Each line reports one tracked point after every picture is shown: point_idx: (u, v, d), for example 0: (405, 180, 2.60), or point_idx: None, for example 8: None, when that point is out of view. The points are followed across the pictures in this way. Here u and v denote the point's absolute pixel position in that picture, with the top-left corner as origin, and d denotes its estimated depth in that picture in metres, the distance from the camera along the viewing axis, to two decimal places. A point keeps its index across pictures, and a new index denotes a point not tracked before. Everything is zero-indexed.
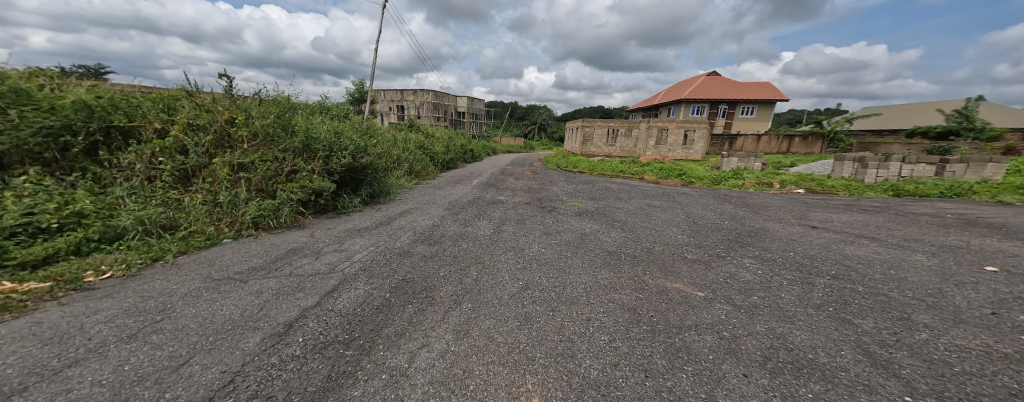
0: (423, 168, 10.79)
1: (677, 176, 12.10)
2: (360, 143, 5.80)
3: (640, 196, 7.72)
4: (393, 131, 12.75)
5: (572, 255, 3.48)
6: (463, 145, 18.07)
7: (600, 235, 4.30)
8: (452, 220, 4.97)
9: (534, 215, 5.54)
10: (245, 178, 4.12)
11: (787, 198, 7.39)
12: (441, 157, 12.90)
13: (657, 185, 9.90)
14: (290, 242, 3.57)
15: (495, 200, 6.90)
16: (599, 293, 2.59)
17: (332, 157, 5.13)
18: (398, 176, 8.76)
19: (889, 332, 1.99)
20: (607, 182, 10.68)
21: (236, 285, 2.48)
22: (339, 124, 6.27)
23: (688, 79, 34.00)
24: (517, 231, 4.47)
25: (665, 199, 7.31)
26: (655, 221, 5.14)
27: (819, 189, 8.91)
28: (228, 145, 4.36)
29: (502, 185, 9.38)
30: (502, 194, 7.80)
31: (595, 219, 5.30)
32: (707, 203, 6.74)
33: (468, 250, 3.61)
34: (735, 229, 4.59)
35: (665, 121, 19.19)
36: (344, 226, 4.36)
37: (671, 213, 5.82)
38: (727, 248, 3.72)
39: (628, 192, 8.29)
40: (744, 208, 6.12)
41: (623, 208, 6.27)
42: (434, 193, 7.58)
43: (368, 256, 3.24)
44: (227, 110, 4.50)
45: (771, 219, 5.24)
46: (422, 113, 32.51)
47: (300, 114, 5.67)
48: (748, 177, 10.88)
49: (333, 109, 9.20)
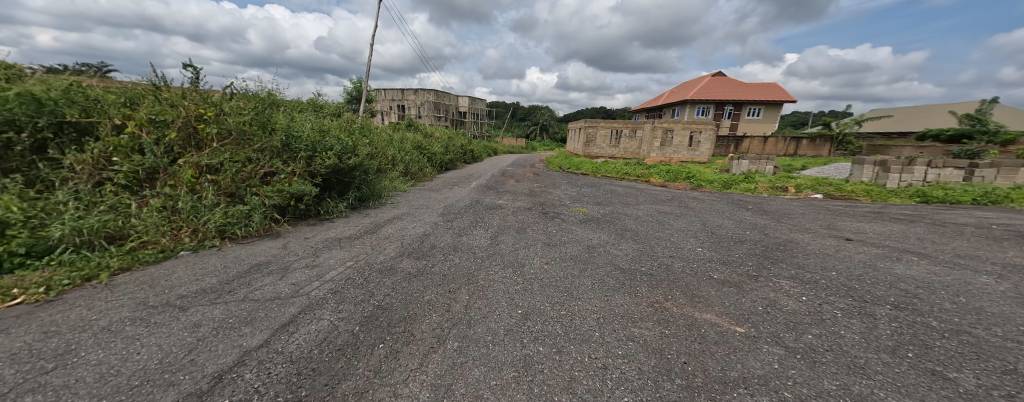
0: (420, 170, 10.37)
1: (685, 179, 11.61)
2: (348, 143, 5.36)
3: (648, 201, 7.24)
4: (390, 131, 12.31)
5: (579, 274, 3.02)
6: (462, 145, 17.62)
7: (609, 247, 3.85)
8: (446, 228, 4.52)
9: (535, 222, 5.10)
10: (213, 182, 3.70)
11: (807, 204, 6.90)
12: (439, 158, 12.48)
13: (665, 189, 9.42)
14: (256, 255, 3.12)
15: (494, 204, 6.46)
16: (615, 327, 2.13)
17: (315, 158, 4.70)
18: (392, 178, 8.32)
19: (1003, 394, 1.51)
20: (613, 185, 10.21)
21: (171, 315, 2.03)
22: (326, 122, 5.83)
23: (693, 80, 33.48)
24: (517, 241, 4.02)
25: (676, 205, 6.84)
26: (668, 230, 4.68)
27: (838, 194, 8.45)
28: (196, 144, 3.92)
29: (501, 188, 8.93)
30: (502, 197, 7.36)
31: (602, 227, 4.84)
32: (721, 209, 6.27)
33: (460, 266, 3.16)
34: (760, 241, 4.13)
35: (671, 122, 18.71)
36: (324, 235, 3.91)
37: (685, 220, 5.35)
38: (755, 265, 3.26)
39: (635, 197, 7.82)
40: (764, 216, 5.64)
41: (632, 214, 5.82)
42: (429, 197, 7.14)
43: (342, 274, 2.78)
44: (197, 104, 4.07)
45: (797, 229, 4.76)
46: (422, 113, 32.11)
47: (284, 111, 5.25)
48: (761, 180, 10.39)
49: (325, 107, 8.76)
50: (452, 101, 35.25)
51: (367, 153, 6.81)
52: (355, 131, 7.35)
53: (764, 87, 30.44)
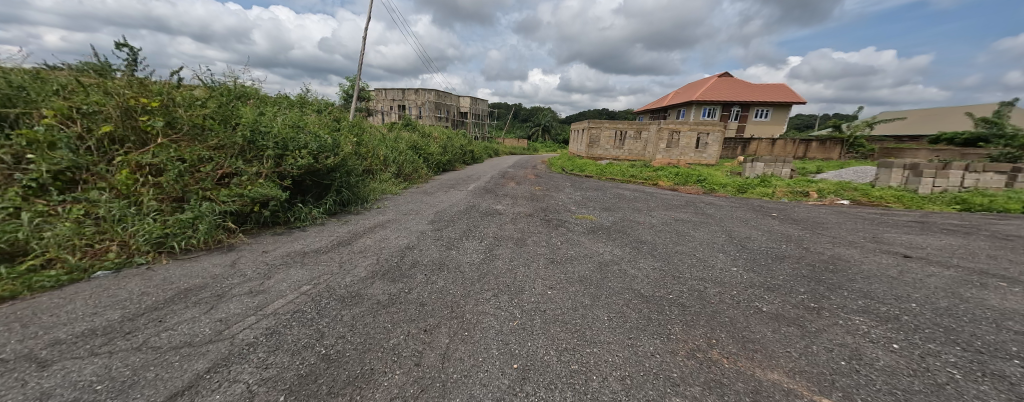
0: (415, 171, 9.78)
1: (695, 182, 10.99)
2: (327, 140, 4.78)
3: (661, 207, 6.60)
4: (385, 130, 11.75)
5: (593, 304, 2.40)
6: (462, 146, 17.05)
7: (625, 265, 3.23)
8: (433, 239, 3.92)
9: (537, 232, 4.48)
10: (155, 185, 3.12)
11: (837, 211, 6.28)
12: (436, 159, 11.88)
13: (676, 193, 8.80)
14: (190, 276, 2.51)
15: (491, 210, 5.85)
16: (650, 397, 1.50)
17: (286, 156, 4.13)
18: (382, 180, 7.72)
19: None
20: (620, 189, 9.60)
21: (16, 379, 1.41)
22: (304, 117, 5.25)
23: (699, 81, 32.85)
24: (515, 257, 3.40)
25: (691, 211, 6.22)
26: (690, 243, 4.05)
27: (865, 200, 7.81)
28: (139, 140, 3.33)
29: (500, 192, 8.32)
30: (501, 201, 6.77)
31: (614, 238, 4.22)
32: (743, 217, 5.65)
33: (444, 291, 2.54)
34: (802, 258, 3.50)
35: (678, 123, 18.05)
36: (288, 248, 3.31)
37: (707, 230, 4.71)
38: (810, 293, 2.63)
39: (645, 202, 7.19)
40: (795, 226, 5.02)
41: (645, 223, 5.19)
42: (421, 200, 6.56)
43: (289, 305, 2.16)
44: (140, 94, 3.47)
45: (838, 242, 4.15)
46: (423, 113, 31.57)
47: (253, 104, 4.66)
48: (778, 184, 9.77)
49: (313, 105, 8.19)
50: (453, 101, 34.71)
51: (353, 152, 6.25)
52: (341, 129, 6.77)
53: (771, 88, 29.75)
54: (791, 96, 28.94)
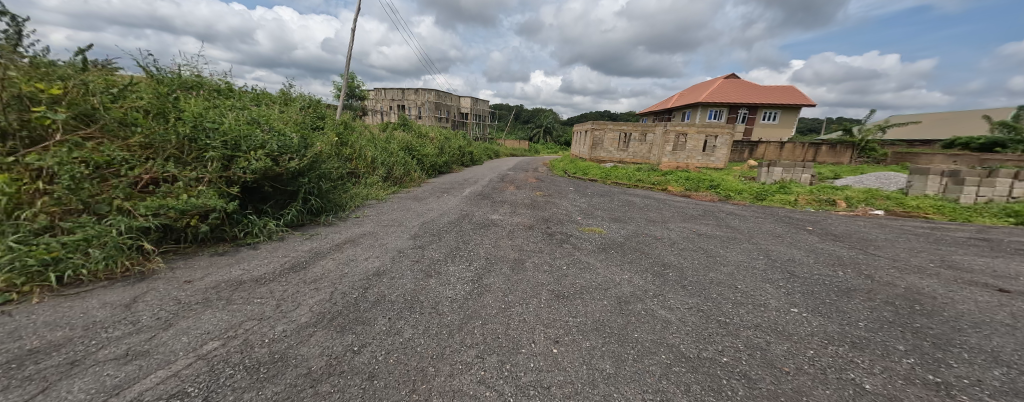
0: (408, 175, 9.11)
1: (707, 188, 10.28)
2: (292, 138, 4.08)
3: (677, 218, 5.88)
4: (378, 130, 11.10)
5: (619, 375, 1.68)
6: (461, 147, 16.39)
7: (651, 302, 2.51)
8: (412, 260, 3.21)
9: (538, 251, 3.77)
10: (45, 195, 2.40)
11: (878, 225, 5.57)
12: (432, 160, 11.21)
13: (689, 200, 8.10)
14: (52, 327, 1.78)
15: (486, 220, 5.15)
16: None
17: (237, 158, 3.46)
18: (368, 185, 7.03)
19: None
20: (628, 195, 8.89)
21: None
22: (269, 112, 4.57)
23: (704, 82, 32.18)
24: (510, 289, 2.69)
25: (713, 223, 5.51)
26: (724, 267, 3.33)
27: (901, 210, 7.11)
28: (34, 137, 2.61)
29: (499, 197, 7.63)
30: (498, 210, 6.08)
31: (631, 261, 3.50)
32: (775, 231, 4.94)
33: (408, 350, 1.82)
34: (873, 292, 2.77)
35: (685, 125, 17.34)
36: (220, 276, 2.59)
37: (739, 249, 4.00)
38: (916, 355, 1.90)
39: (658, 211, 6.47)
40: (841, 244, 4.30)
41: (663, 239, 4.48)
42: (408, 208, 5.86)
43: (168, 384, 1.44)
44: (37, 78, 2.74)
45: (904, 267, 3.43)
46: (423, 114, 30.91)
47: (203, 96, 3.96)
48: (799, 191, 9.06)
49: (295, 101, 7.51)
50: (454, 101, 34.10)
51: (328, 153, 5.58)
52: (319, 128, 6.08)
53: (779, 91, 29.03)
54: (800, 99, 28.20)
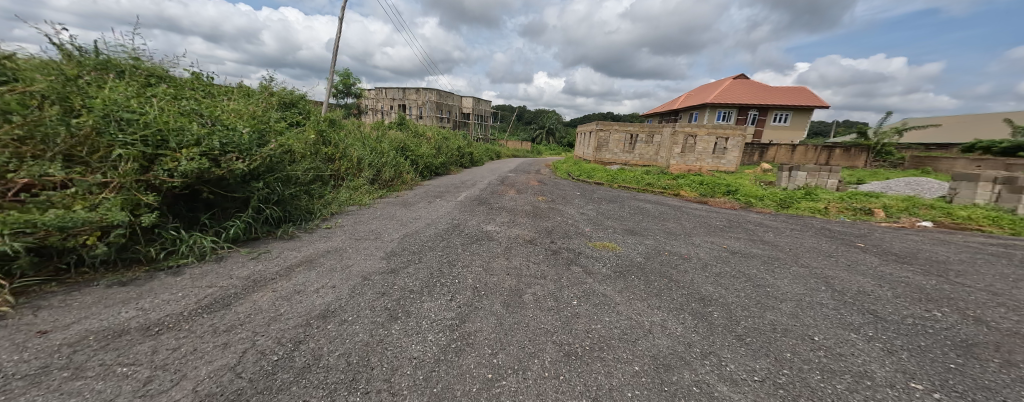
0: (399, 177, 8.38)
1: (723, 194, 9.50)
2: (241, 133, 3.36)
3: (701, 231, 5.10)
4: (370, 129, 10.40)
5: None
6: (460, 148, 15.67)
7: (704, 368, 1.75)
8: (376, 292, 2.47)
9: (541, 277, 3.01)
10: None
11: (937, 241, 4.78)
12: (427, 161, 10.48)
13: (708, 208, 7.32)
14: None
15: (479, 232, 4.40)
16: None
17: (163, 157, 2.75)
18: (350, 189, 6.32)
19: None
20: (639, 201, 8.12)
21: None
22: (220, 104, 3.87)
23: (712, 83, 31.35)
24: (501, 342, 1.94)
25: (743, 237, 4.75)
26: (783, 304, 2.55)
27: (950, 221, 6.31)
28: None
29: (497, 203, 6.91)
30: (496, 218, 5.34)
31: (661, 293, 2.73)
32: (822, 249, 4.17)
33: None
34: (1011, 351, 1.98)
35: (695, 126, 16.53)
36: (95, 323, 1.84)
37: (791, 275, 3.21)
38: None
39: (677, 222, 5.70)
40: (910, 268, 3.52)
41: (692, 259, 3.71)
42: (391, 216, 5.14)
43: None
44: None
45: (1013, 305, 2.66)
46: (424, 114, 30.17)
47: (131, 81, 3.25)
48: (827, 198, 8.29)
49: (272, 96, 6.81)
50: (455, 101, 33.38)
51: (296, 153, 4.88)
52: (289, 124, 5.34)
53: (790, 92, 28.14)
54: (812, 100, 27.31)
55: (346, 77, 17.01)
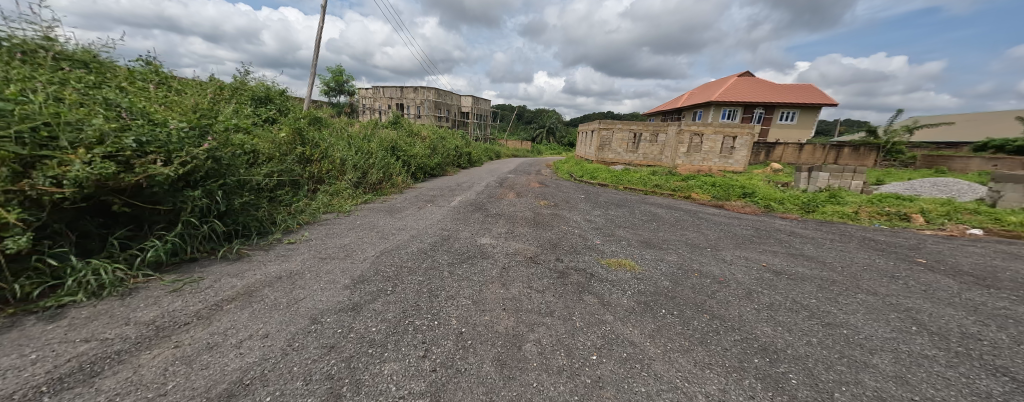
0: (388, 179, 7.72)
1: (738, 197, 8.85)
2: (170, 129, 2.70)
3: (729, 243, 4.42)
4: (360, 127, 9.73)
5: None
6: (457, 147, 15.00)
7: None
8: (323, 346, 1.80)
9: (546, 313, 2.34)
10: None
11: (1005, 254, 4.13)
12: (420, 162, 9.80)
13: (727, 214, 6.65)
14: None
15: (472, 247, 3.74)
16: None
17: (47, 161, 2.05)
18: (330, 194, 5.65)
19: None
20: (650, 205, 7.45)
21: None
22: (154, 95, 3.19)
23: (717, 81, 30.67)
24: None
25: (780, 251, 4.08)
26: (877, 358, 1.88)
27: (1001, 228, 5.65)
28: None
29: (494, 209, 6.25)
30: (492, 228, 4.67)
31: (707, 340, 2.05)
32: (880, 268, 3.51)
33: None
34: None
35: (701, 125, 15.93)
36: None
37: (863, 308, 2.54)
38: None
39: (698, 232, 5.03)
40: (1002, 295, 2.86)
41: (730, 283, 3.03)
42: (372, 227, 4.48)
43: None
44: None
45: None
46: (422, 112, 29.48)
47: (27, 65, 2.57)
48: (853, 202, 7.64)
49: (241, 93, 6.15)
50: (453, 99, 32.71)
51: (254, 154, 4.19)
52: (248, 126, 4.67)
53: (796, 90, 27.45)
54: (820, 98, 26.63)
55: (338, 74, 16.32)
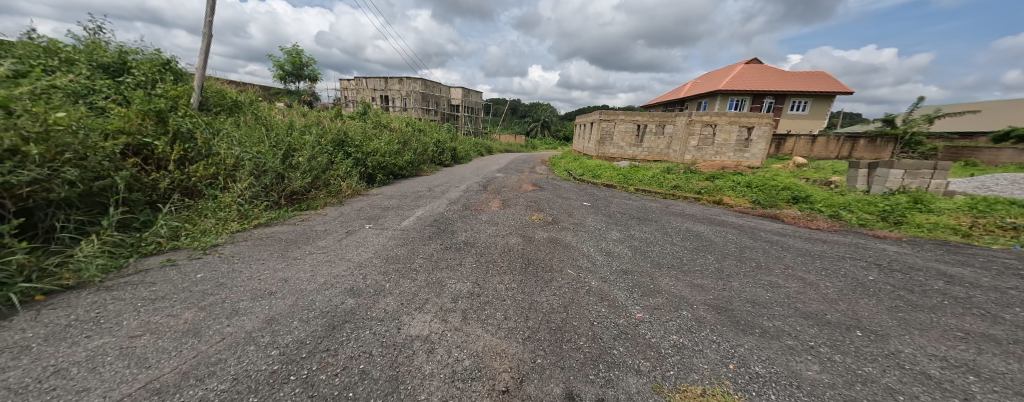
0: (323, 186, 5.63)
1: (787, 202, 6.90)
2: None
3: (878, 312, 2.41)
4: (301, 117, 7.56)
5: None
6: (437, 143, 12.86)
7: None
8: None
9: None
10: None
11: None
12: (379, 161, 7.60)
13: (799, 234, 4.67)
14: None
15: (376, 365, 1.65)
16: None
17: None
18: (192, 217, 3.52)
19: None
20: (684, 220, 5.43)
21: None
22: None
23: (722, 69, 28.73)
24: None
25: (999, 338, 2.09)
26: None
27: None
28: None
29: (463, 231, 4.18)
30: (445, 284, 2.60)
31: None
32: None
33: None
34: None
35: (714, 114, 13.92)
36: None
37: None
38: None
39: (795, 278, 3.02)
40: None
41: None
42: (212, 289, 2.36)
43: None
44: None
45: None
46: (407, 105, 27.14)
47: None
48: (951, 213, 5.74)
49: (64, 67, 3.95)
50: (441, 91, 30.39)
51: None
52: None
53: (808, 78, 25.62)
54: (833, 86, 24.84)
55: (296, 56, 14.03)
